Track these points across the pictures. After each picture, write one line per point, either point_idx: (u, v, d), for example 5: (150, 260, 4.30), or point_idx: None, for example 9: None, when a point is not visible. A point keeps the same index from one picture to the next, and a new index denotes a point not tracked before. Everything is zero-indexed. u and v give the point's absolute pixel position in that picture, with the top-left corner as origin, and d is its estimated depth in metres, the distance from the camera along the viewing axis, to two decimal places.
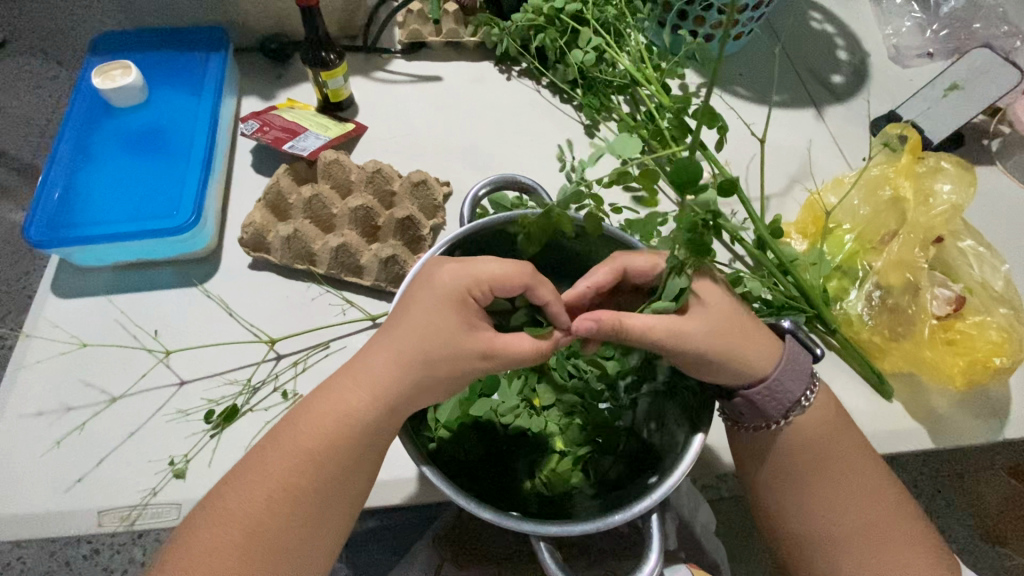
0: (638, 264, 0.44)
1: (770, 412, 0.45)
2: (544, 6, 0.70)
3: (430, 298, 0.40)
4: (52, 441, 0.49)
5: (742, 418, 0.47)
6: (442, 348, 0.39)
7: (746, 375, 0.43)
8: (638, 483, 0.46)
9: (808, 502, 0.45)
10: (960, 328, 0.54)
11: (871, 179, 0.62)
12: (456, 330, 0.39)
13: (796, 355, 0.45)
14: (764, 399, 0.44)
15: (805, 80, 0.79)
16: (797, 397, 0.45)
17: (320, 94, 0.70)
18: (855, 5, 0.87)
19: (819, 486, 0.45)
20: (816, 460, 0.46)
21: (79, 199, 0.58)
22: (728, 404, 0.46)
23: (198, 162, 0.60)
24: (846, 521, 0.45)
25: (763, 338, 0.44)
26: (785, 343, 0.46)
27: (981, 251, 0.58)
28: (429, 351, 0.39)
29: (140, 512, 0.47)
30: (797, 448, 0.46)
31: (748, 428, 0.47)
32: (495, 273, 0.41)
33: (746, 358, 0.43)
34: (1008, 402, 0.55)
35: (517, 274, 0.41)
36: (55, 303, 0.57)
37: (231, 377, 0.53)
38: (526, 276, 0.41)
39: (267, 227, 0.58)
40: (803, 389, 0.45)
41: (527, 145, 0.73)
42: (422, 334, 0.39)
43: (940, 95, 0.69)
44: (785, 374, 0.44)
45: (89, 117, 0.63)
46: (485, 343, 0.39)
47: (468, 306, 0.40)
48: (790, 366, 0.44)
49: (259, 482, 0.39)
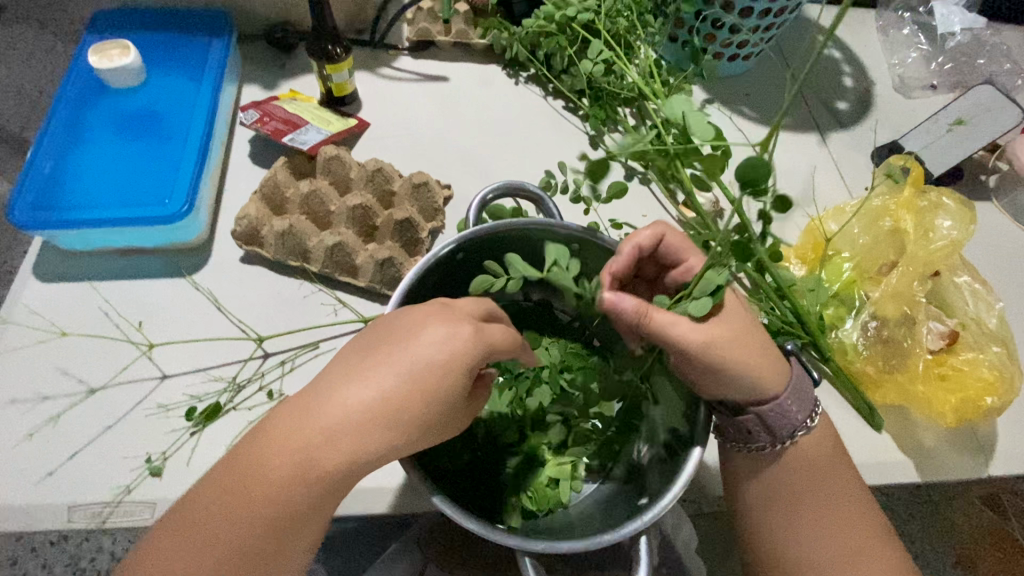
0: (674, 239, 0.46)
1: (777, 432, 0.45)
2: (556, 13, 0.69)
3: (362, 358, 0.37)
4: (25, 432, 0.47)
5: (746, 438, 0.46)
6: (390, 393, 0.35)
7: (760, 393, 0.43)
8: (628, 501, 0.45)
9: (793, 523, 0.45)
10: (952, 363, 0.55)
11: (872, 209, 0.62)
12: (400, 378, 0.36)
13: (803, 379, 0.46)
14: (774, 419, 0.44)
15: (811, 104, 0.79)
16: (802, 420, 0.45)
17: (323, 87, 0.69)
18: (863, 31, 0.87)
19: (807, 510, 0.45)
20: (816, 478, 0.46)
21: (67, 181, 0.56)
22: (738, 421, 0.45)
23: (193, 149, 0.59)
24: (831, 549, 0.44)
25: (773, 364, 0.43)
26: (792, 365, 0.47)
27: (976, 288, 0.59)
28: (383, 403, 0.35)
29: (112, 510, 0.45)
30: (793, 476, 0.46)
31: (748, 447, 0.46)
32: (429, 313, 0.38)
33: (758, 377, 0.43)
34: (994, 440, 0.55)
35: (449, 311, 0.39)
36: (35, 286, 0.55)
37: (215, 373, 0.52)
38: (459, 308, 0.39)
39: (261, 221, 0.57)
40: (807, 411, 0.45)
41: (530, 152, 0.72)
42: (370, 386, 0.36)
43: (943, 129, 0.69)
44: (795, 396, 0.44)
45: (82, 96, 0.61)
46: (437, 382, 0.36)
47: (409, 352, 0.37)
48: (798, 389, 0.45)
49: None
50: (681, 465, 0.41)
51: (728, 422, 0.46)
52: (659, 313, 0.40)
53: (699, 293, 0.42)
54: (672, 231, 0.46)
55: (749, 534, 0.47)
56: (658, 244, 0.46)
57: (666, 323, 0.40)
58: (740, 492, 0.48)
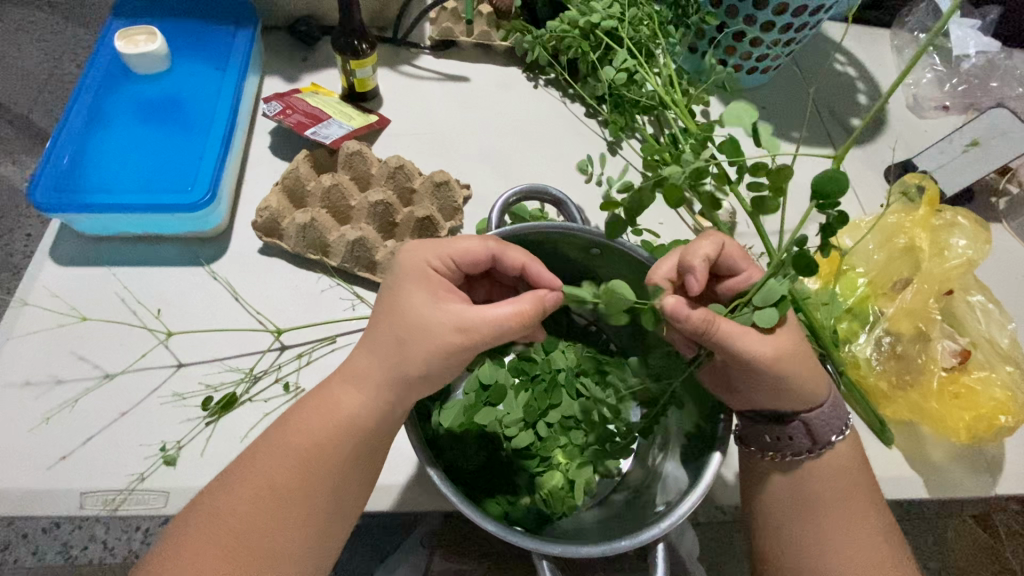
0: (731, 250, 0.45)
1: (816, 438, 0.45)
2: (580, 19, 0.69)
3: (394, 276, 0.41)
4: (39, 417, 0.47)
5: (780, 446, 0.46)
6: (410, 325, 0.38)
7: (802, 400, 0.44)
8: (643, 507, 0.45)
9: (812, 531, 0.45)
10: (965, 381, 0.55)
11: (887, 226, 0.62)
12: (422, 304, 0.39)
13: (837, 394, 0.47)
14: (819, 427, 0.45)
15: (826, 121, 0.80)
16: (841, 429, 0.46)
17: (346, 82, 0.69)
18: (877, 50, 0.88)
19: (824, 517, 0.45)
20: (833, 488, 0.46)
21: (89, 165, 0.56)
22: (777, 428, 0.46)
23: (216, 138, 0.59)
24: (848, 558, 0.44)
25: (799, 372, 0.43)
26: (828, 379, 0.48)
27: (989, 307, 0.59)
28: (403, 333, 0.38)
29: (125, 498, 0.45)
30: (810, 487, 0.46)
31: (781, 455, 0.46)
32: (462, 249, 0.42)
33: (805, 387, 0.44)
34: (1001, 459, 0.55)
35: (480, 248, 0.42)
36: (52, 269, 0.54)
37: (232, 364, 0.52)
38: (491, 247, 0.43)
39: (282, 213, 0.57)
40: (845, 421, 0.46)
41: (549, 156, 0.72)
42: (394, 313, 0.39)
43: (958, 150, 0.69)
44: (833, 408, 0.45)
45: (106, 80, 0.61)
46: (454, 315, 0.38)
47: (432, 278, 0.40)
48: (835, 400, 0.46)
49: (258, 482, 0.38)
50: (699, 474, 0.41)
51: (766, 430, 0.46)
52: (726, 322, 0.40)
53: (762, 303, 0.41)
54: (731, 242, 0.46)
55: (765, 541, 0.47)
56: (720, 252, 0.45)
57: (733, 334, 0.40)
58: (759, 497, 0.48)
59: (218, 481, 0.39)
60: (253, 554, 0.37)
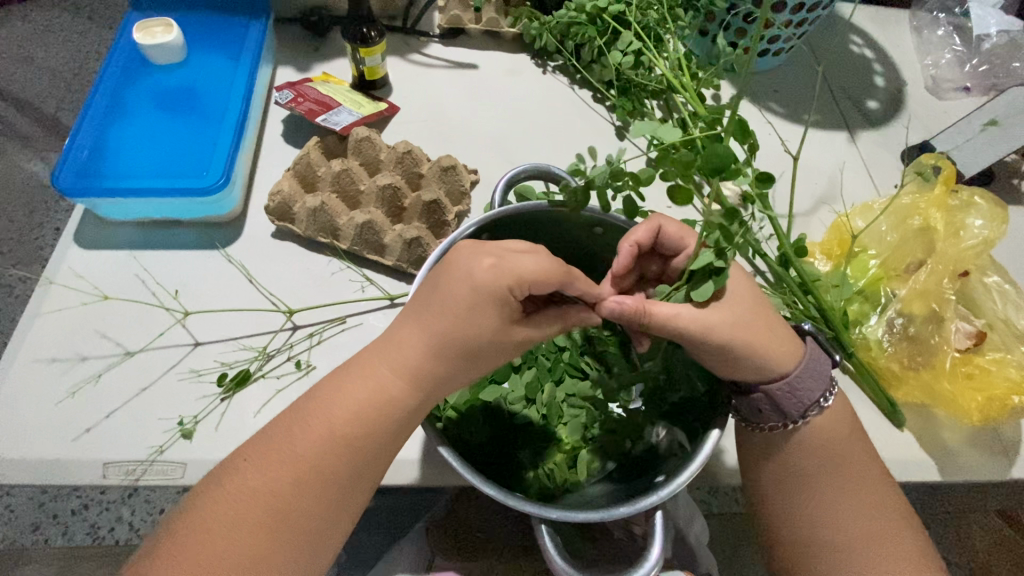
0: (671, 229, 0.46)
1: (789, 411, 0.45)
2: (588, 4, 0.70)
3: (471, 294, 0.38)
4: (65, 392, 0.49)
5: (759, 417, 0.46)
6: (485, 347, 0.39)
7: (771, 371, 0.44)
8: (643, 480, 0.45)
9: (805, 508, 0.45)
10: (979, 362, 0.54)
11: (901, 207, 0.61)
12: (499, 330, 0.38)
13: (816, 357, 0.45)
14: (786, 398, 0.44)
15: (841, 102, 0.78)
16: (816, 398, 0.45)
17: (355, 71, 0.70)
18: (896, 31, 0.86)
19: (825, 494, 0.45)
20: (833, 465, 0.45)
21: (109, 153, 0.58)
22: (747, 401, 0.46)
23: (231, 125, 0.60)
24: (844, 530, 0.44)
25: (791, 339, 0.44)
26: (806, 343, 0.46)
27: (1006, 288, 0.58)
28: (473, 348, 0.39)
29: (145, 468, 0.47)
30: (811, 463, 0.46)
31: (761, 427, 0.47)
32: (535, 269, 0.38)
33: (773, 356, 0.43)
34: (1020, 443, 0.54)
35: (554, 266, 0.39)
36: (77, 252, 0.56)
37: (246, 343, 0.53)
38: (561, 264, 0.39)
39: (293, 197, 0.58)
40: (821, 390, 0.45)
41: (558, 142, 0.72)
42: (465, 333, 0.38)
43: (977, 129, 0.67)
44: (804, 374, 0.44)
45: (126, 71, 0.63)
46: (522, 340, 0.40)
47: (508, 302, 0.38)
48: (809, 366, 0.45)
49: (276, 459, 0.39)
50: (702, 441, 0.41)
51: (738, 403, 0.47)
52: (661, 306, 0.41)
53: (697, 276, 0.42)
54: (667, 220, 0.46)
55: (762, 516, 0.48)
56: (657, 235, 0.46)
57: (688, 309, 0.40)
58: (756, 481, 0.48)
59: (236, 461, 0.40)
60: (275, 526, 0.38)
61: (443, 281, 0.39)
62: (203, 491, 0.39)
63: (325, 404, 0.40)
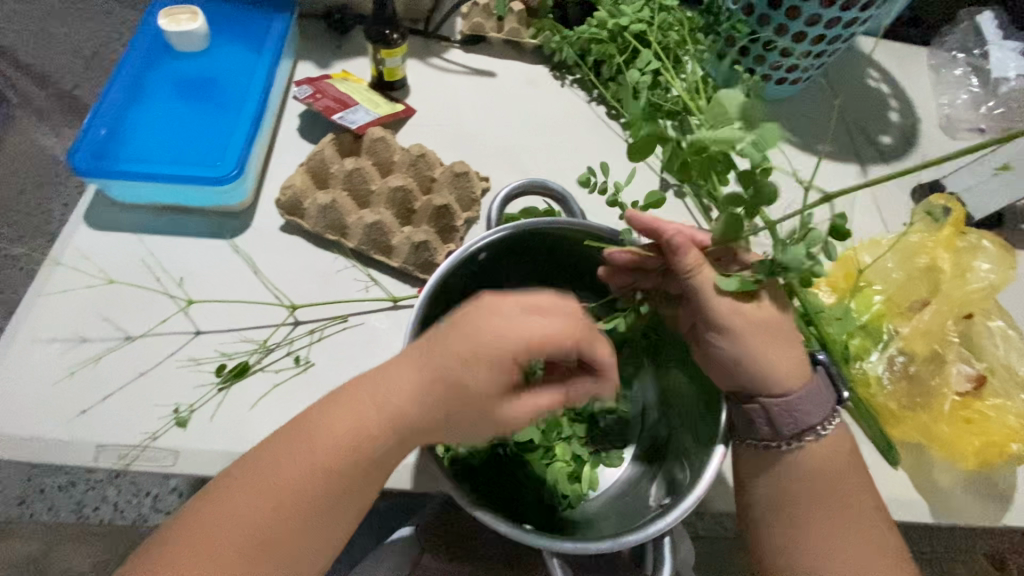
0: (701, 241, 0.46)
1: (781, 430, 0.45)
2: (609, 21, 0.71)
3: (470, 340, 0.38)
4: (64, 371, 0.49)
5: (752, 431, 0.46)
6: (475, 405, 0.38)
7: (766, 384, 0.43)
8: (646, 503, 0.46)
9: (790, 537, 0.45)
10: (978, 407, 0.54)
11: (908, 245, 0.61)
12: (495, 395, 0.38)
13: (823, 385, 0.46)
14: (782, 416, 0.44)
15: (854, 135, 0.79)
16: (813, 424, 0.45)
17: (375, 71, 0.71)
18: (914, 68, 0.87)
19: (816, 525, 0.45)
20: (824, 496, 0.45)
21: (126, 136, 0.59)
22: (746, 411, 0.45)
23: (248, 117, 0.60)
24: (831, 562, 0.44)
25: (794, 369, 0.44)
26: (815, 372, 0.46)
27: (1009, 334, 0.58)
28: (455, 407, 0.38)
29: (137, 455, 0.47)
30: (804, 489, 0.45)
31: (753, 441, 0.46)
32: (550, 329, 0.38)
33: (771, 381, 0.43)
34: (1014, 491, 0.54)
35: (570, 329, 0.39)
36: (85, 232, 0.57)
37: (248, 335, 0.53)
38: (581, 334, 0.39)
39: (304, 193, 0.59)
40: (820, 418, 0.45)
41: (571, 155, 0.72)
42: (453, 391, 0.38)
43: (990, 173, 0.67)
44: (806, 397, 0.44)
45: (148, 56, 0.64)
46: (516, 416, 0.38)
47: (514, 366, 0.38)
48: (812, 391, 0.44)
49: (274, 480, 0.39)
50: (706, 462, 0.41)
51: (734, 414, 0.46)
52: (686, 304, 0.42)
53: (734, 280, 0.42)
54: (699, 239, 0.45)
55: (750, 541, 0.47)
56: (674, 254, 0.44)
57: None
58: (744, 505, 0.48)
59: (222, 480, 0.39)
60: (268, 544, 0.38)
61: (451, 333, 0.39)
62: (192, 507, 0.39)
63: (321, 413, 0.40)
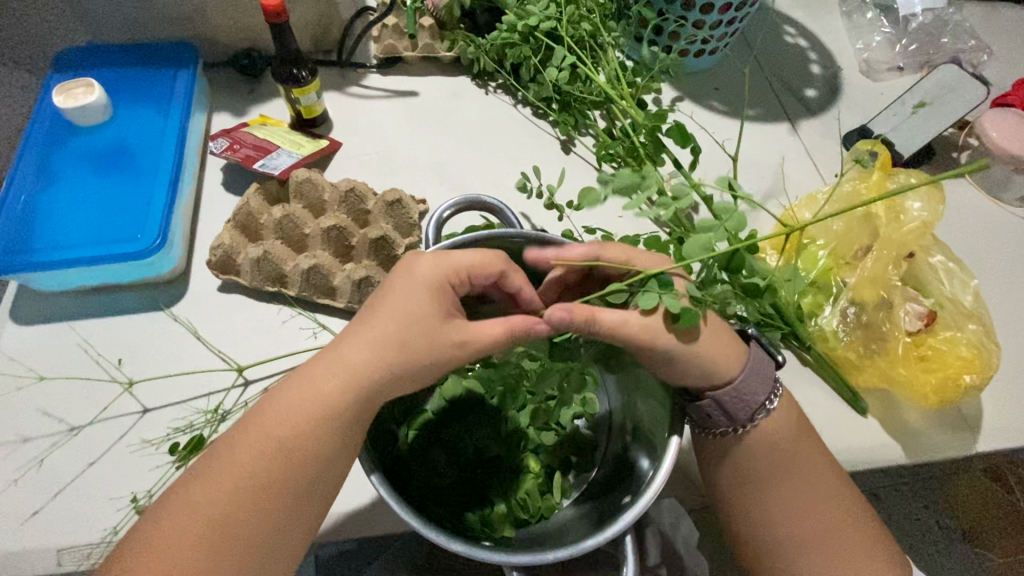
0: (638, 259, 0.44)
1: (736, 416, 0.45)
2: (518, 23, 0.69)
3: (407, 284, 0.40)
4: (9, 478, 0.48)
5: (709, 422, 0.46)
6: (419, 337, 0.38)
7: (715, 376, 0.43)
8: (613, 498, 0.45)
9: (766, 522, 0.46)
10: (931, 343, 0.55)
11: (844, 195, 0.62)
12: (432, 318, 0.39)
13: (761, 357, 0.45)
14: (732, 404, 0.44)
15: (779, 93, 0.80)
16: (761, 401, 0.45)
17: (292, 111, 0.69)
18: (826, 17, 0.88)
19: (775, 504, 0.45)
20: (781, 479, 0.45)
21: (40, 221, 0.56)
22: (698, 406, 0.45)
23: (164, 181, 0.59)
24: (799, 533, 0.45)
25: (733, 342, 0.44)
26: (751, 347, 0.45)
27: (951, 266, 0.60)
28: (406, 339, 0.38)
29: (100, 552, 0.45)
30: (766, 454, 0.45)
31: (712, 432, 0.46)
32: (472, 262, 0.42)
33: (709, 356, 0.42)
34: (979, 417, 0.55)
35: (491, 262, 0.42)
36: (11, 330, 0.54)
37: (200, 406, 0.52)
38: (500, 262, 0.43)
39: (235, 249, 0.57)
40: (767, 393, 0.45)
41: (503, 162, 0.72)
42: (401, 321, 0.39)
43: (910, 111, 0.71)
44: (749, 378, 0.44)
45: (51, 137, 0.61)
46: (458, 332, 0.39)
47: (446, 293, 0.40)
48: (754, 370, 0.44)
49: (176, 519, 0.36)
50: (664, 444, 0.41)
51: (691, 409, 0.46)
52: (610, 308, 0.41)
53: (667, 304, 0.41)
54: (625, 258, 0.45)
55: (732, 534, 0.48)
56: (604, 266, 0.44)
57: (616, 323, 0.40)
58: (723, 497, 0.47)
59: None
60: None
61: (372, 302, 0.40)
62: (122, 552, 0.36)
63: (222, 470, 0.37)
